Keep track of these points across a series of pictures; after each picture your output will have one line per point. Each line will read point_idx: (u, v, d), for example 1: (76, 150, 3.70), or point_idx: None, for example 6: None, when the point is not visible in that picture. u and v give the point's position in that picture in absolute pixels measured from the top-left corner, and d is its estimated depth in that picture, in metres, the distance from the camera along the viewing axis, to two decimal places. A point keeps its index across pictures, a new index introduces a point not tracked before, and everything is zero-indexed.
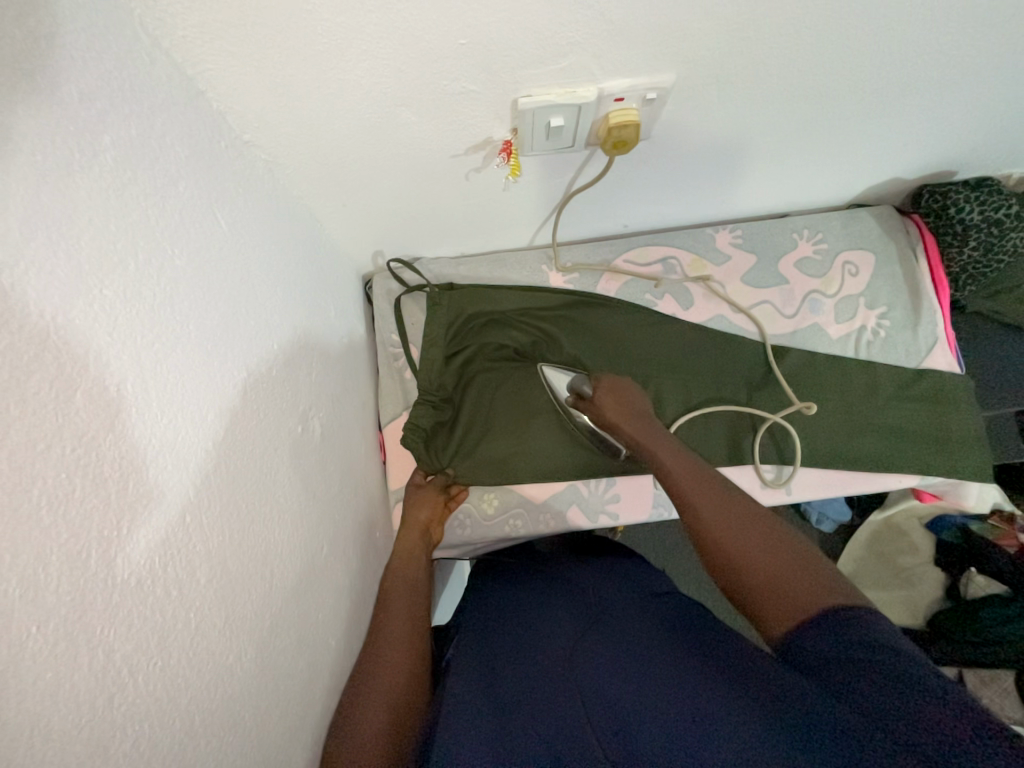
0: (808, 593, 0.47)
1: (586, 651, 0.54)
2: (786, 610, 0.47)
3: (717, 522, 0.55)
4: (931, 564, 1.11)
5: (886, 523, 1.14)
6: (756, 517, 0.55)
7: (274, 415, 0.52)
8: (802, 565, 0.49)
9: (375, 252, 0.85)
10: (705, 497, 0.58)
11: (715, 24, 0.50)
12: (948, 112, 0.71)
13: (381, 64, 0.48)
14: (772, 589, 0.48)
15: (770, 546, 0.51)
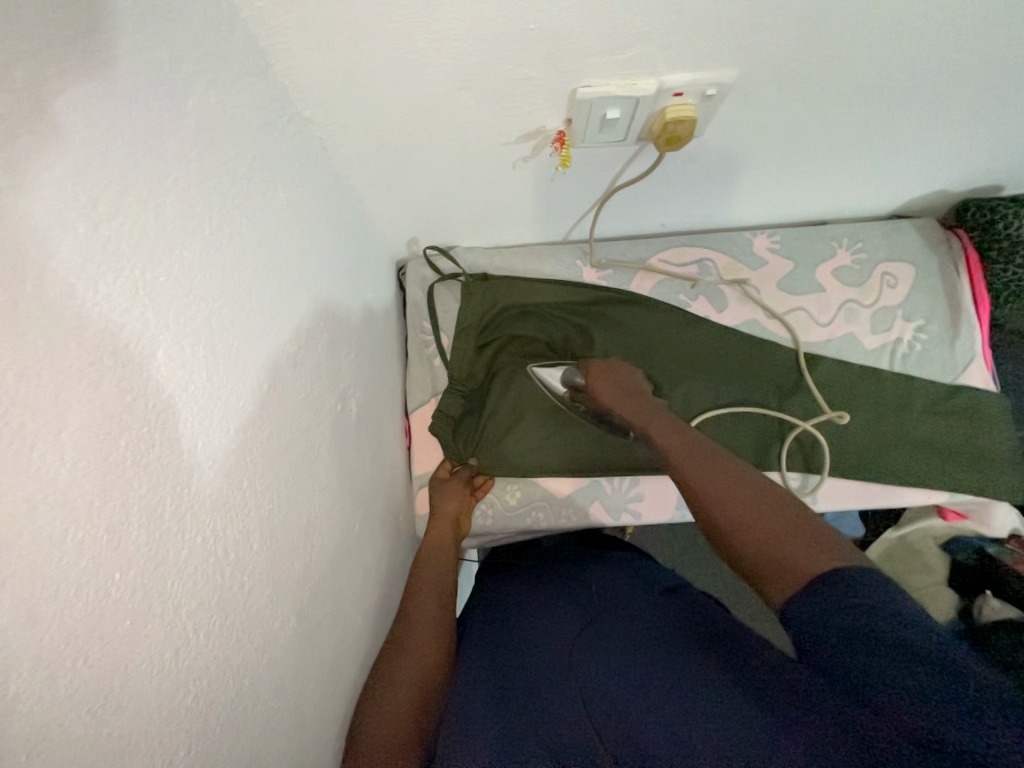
0: (808, 557, 0.42)
1: (585, 650, 0.54)
2: (784, 572, 0.42)
3: (712, 500, 0.51)
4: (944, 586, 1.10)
5: (898, 540, 1.15)
6: (753, 487, 0.51)
7: (317, 390, 0.52)
8: (805, 531, 0.45)
9: (412, 237, 0.85)
10: (702, 476, 0.55)
11: (785, 21, 0.49)
12: (1006, 124, 0.70)
13: (447, 46, 0.48)
14: (765, 554, 0.45)
15: (767, 517, 0.47)
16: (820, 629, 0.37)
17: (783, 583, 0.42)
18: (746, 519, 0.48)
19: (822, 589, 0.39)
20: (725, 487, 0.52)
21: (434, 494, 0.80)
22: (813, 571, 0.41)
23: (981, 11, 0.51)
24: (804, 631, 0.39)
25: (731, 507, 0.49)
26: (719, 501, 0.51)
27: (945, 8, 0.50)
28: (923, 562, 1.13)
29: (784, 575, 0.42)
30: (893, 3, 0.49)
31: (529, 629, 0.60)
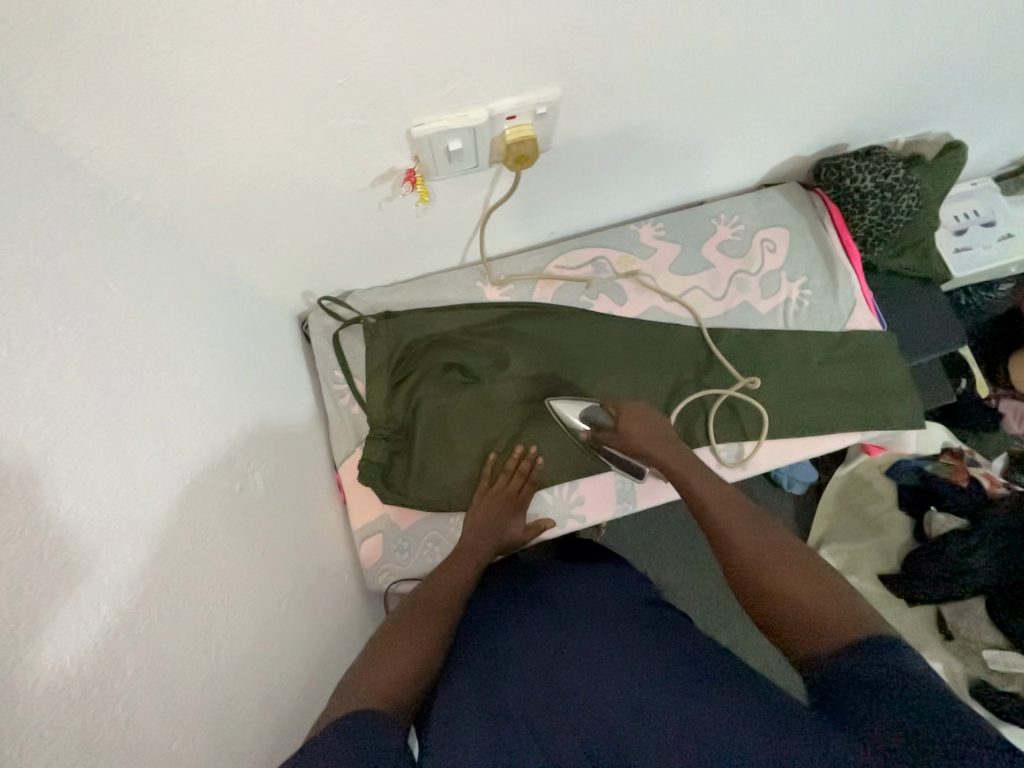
0: (846, 626, 0.48)
1: (569, 662, 0.56)
2: (819, 635, 0.49)
3: (756, 561, 0.57)
4: (896, 510, 1.20)
5: (849, 475, 1.25)
6: (796, 554, 0.57)
7: (207, 477, 0.50)
8: (837, 600, 0.51)
9: (304, 291, 0.83)
10: (748, 532, 0.60)
11: (587, 39, 0.52)
12: (829, 90, 0.75)
13: (265, 113, 0.49)
14: (807, 623, 0.50)
15: (812, 585, 0.53)
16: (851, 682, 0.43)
17: (817, 644, 0.48)
18: (785, 581, 0.54)
19: (852, 653, 0.45)
20: (768, 550, 0.58)
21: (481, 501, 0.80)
22: (852, 640, 0.46)
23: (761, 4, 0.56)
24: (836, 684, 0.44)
25: (773, 571, 0.55)
26: (759, 559, 0.57)
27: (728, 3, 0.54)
28: (873, 492, 1.22)
29: (825, 640, 0.48)
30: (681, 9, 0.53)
31: (501, 644, 0.62)
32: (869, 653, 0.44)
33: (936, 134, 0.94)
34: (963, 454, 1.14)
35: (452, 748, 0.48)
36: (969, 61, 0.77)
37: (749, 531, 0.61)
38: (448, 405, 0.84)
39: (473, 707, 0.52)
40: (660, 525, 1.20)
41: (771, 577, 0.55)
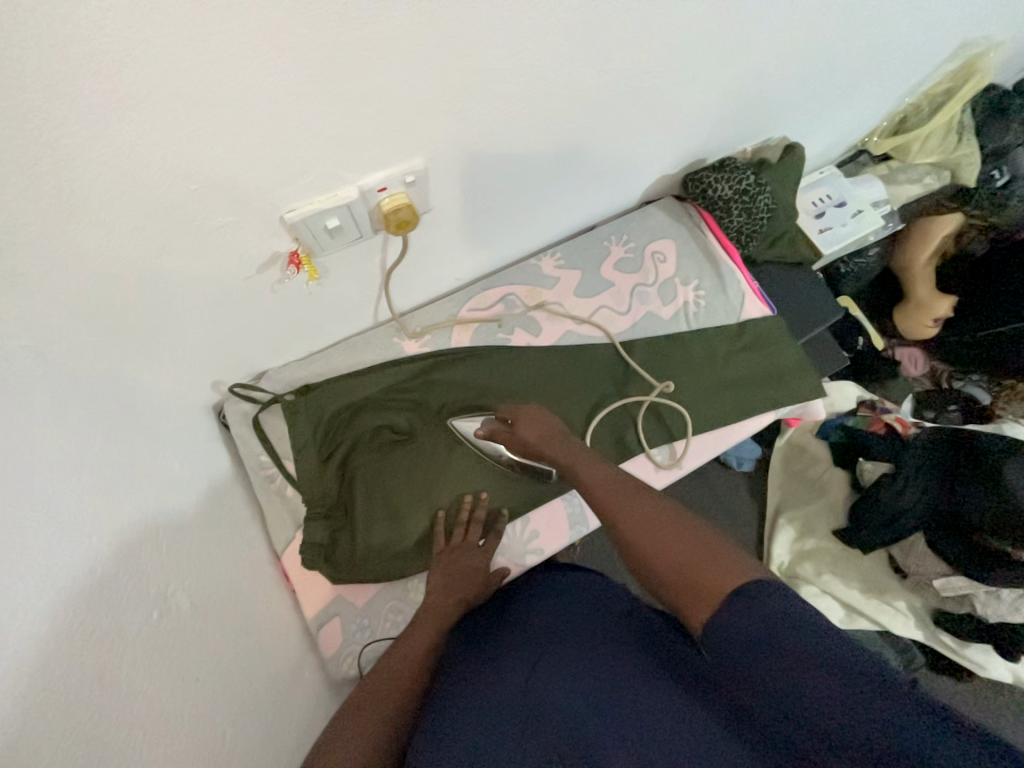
0: (719, 577, 0.45)
1: (541, 676, 0.54)
2: (694, 594, 0.46)
3: (636, 533, 0.54)
4: (834, 467, 1.30)
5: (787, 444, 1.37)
6: (672, 517, 0.54)
7: (114, 615, 0.46)
8: (711, 554, 0.48)
9: (214, 382, 0.80)
10: (629, 504, 0.58)
11: (435, 111, 0.57)
12: (674, 118, 0.85)
13: (122, 224, 0.49)
14: (686, 583, 0.47)
15: (687, 544, 0.50)
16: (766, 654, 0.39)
17: (696, 605, 0.45)
18: (661, 545, 0.51)
19: (731, 603, 0.42)
20: (646, 516, 0.55)
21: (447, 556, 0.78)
22: (725, 590, 0.44)
23: (583, 63, 0.64)
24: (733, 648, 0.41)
25: (650, 538, 0.53)
26: (636, 529, 0.54)
27: (554, 63, 0.61)
28: (812, 456, 1.32)
29: (703, 597, 0.45)
30: (511, 77, 0.60)
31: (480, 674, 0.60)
32: (747, 600, 0.42)
33: (776, 139, 1.06)
34: (877, 405, 1.25)
35: None
36: (780, 79, 0.90)
37: (630, 500, 0.58)
38: (385, 468, 0.82)
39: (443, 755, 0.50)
40: None
41: (649, 545, 0.52)
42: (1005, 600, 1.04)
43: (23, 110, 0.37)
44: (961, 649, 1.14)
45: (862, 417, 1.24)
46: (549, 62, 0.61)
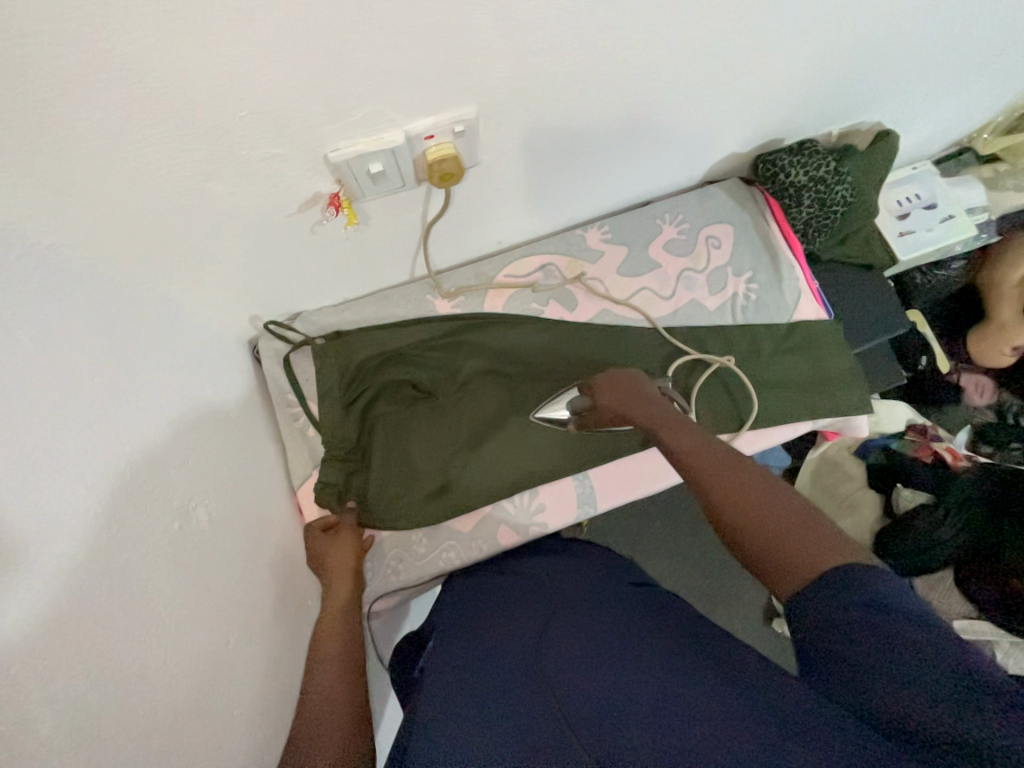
0: (821, 552, 0.44)
1: (550, 647, 0.57)
2: (790, 566, 0.44)
3: (727, 491, 0.53)
4: (867, 488, 1.21)
5: (820, 457, 1.27)
6: (767, 482, 0.52)
7: (138, 521, 0.49)
8: (810, 528, 0.46)
9: (251, 316, 0.83)
10: (718, 464, 0.56)
11: (492, 58, 0.54)
12: (756, 90, 0.77)
13: (168, 150, 0.50)
14: (777, 551, 0.46)
15: (783, 513, 0.48)
16: (844, 626, 0.40)
17: (791, 577, 0.44)
18: (756, 514, 0.49)
19: (831, 582, 0.42)
20: (741, 480, 0.53)
21: (315, 554, 0.78)
22: (828, 567, 0.43)
23: (661, 20, 0.58)
24: (822, 621, 0.41)
25: (741, 501, 0.51)
26: (728, 491, 0.53)
27: (626, 15, 0.56)
28: (846, 472, 1.23)
29: (798, 569, 0.44)
30: (580, 28, 0.55)
31: (497, 632, 0.63)
32: (846, 582, 0.41)
33: (868, 124, 0.95)
34: (927, 432, 1.18)
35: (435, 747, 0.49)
36: (888, 54, 0.79)
37: (722, 460, 0.57)
38: (406, 421, 0.84)
39: (465, 707, 0.53)
40: (637, 522, 1.22)
41: (739, 507, 0.51)
42: None
43: (73, 19, 0.37)
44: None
45: (907, 441, 1.18)
46: (623, 13, 0.55)
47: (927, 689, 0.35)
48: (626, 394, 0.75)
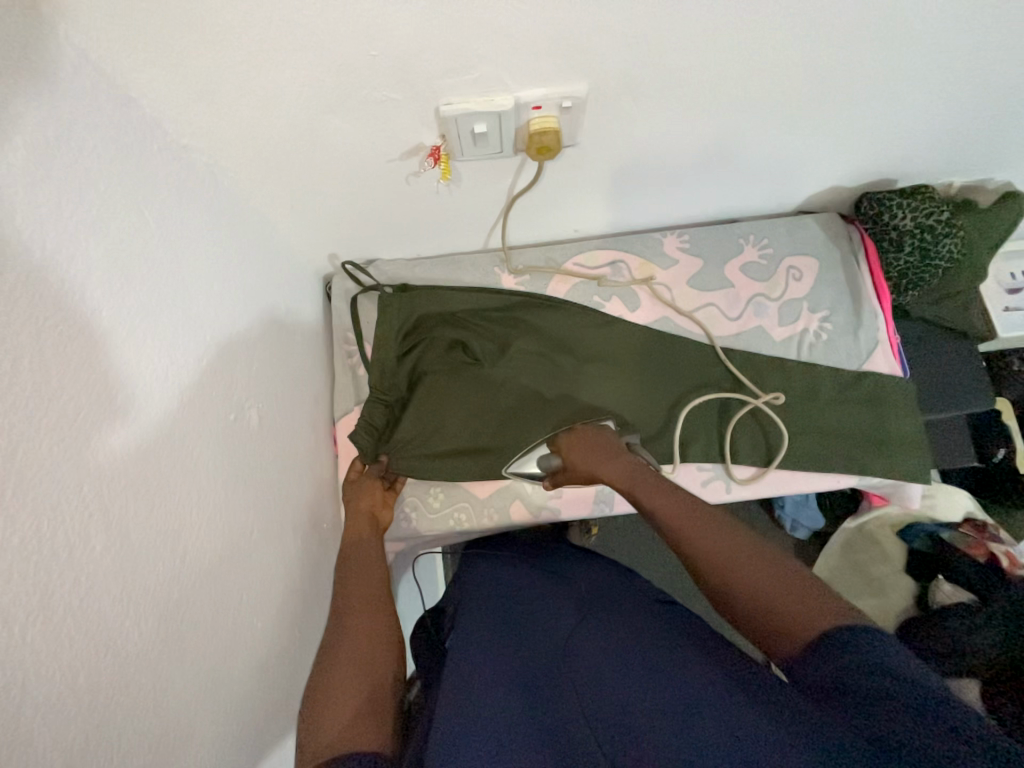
0: (806, 616, 0.46)
1: (577, 643, 0.58)
2: (783, 633, 0.47)
3: (709, 556, 0.54)
4: (902, 574, 1.14)
5: (856, 530, 1.21)
6: (741, 542, 0.55)
7: (203, 401, 0.54)
8: (790, 592, 0.49)
9: (332, 252, 0.88)
10: (696, 525, 0.58)
11: (614, 40, 0.55)
12: (878, 123, 0.73)
13: (301, 77, 0.54)
14: (769, 619, 0.48)
15: (762, 577, 0.51)
16: (839, 689, 0.41)
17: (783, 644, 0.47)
18: (741, 581, 0.51)
19: (816, 654, 0.43)
20: (723, 545, 0.55)
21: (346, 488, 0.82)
22: (812, 633, 0.45)
23: (793, 31, 0.57)
24: (820, 686, 0.43)
25: (723, 567, 0.53)
26: (711, 557, 0.54)
27: (760, 17, 0.55)
28: (881, 552, 1.17)
29: (788, 636, 0.46)
30: (709, 23, 0.54)
31: (518, 617, 0.66)
32: (830, 654, 0.42)
33: (997, 182, 0.88)
34: (987, 529, 1.08)
35: (450, 705, 0.52)
36: None
37: (698, 519, 0.58)
38: (447, 380, 0.86)
39: (480, 675, 0.56)
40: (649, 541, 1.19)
41: (723, 576, 0.53)
42: None
43: None
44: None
45: (961, 534, 1.09)
46: (755, 17, 0.54)
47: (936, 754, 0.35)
48: (598, 451, 0.73)
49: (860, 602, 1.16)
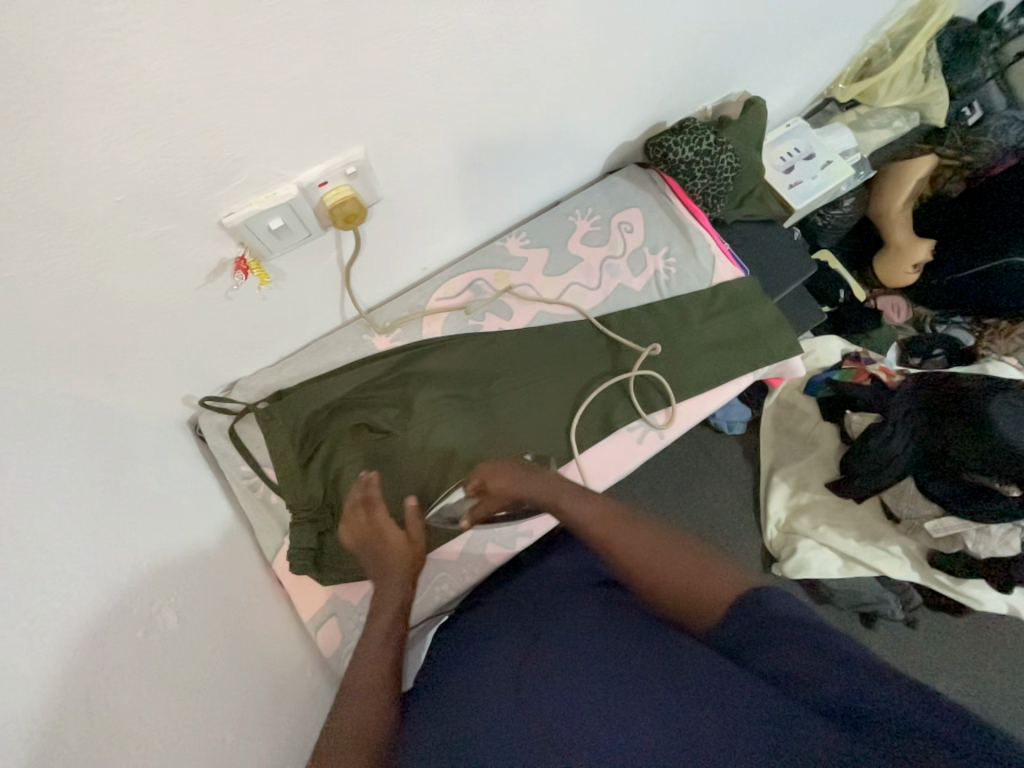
0: (722, 591, 0.52)
1: (533, 668, 0.58)
2: (703, 605, 0.52)
3: (634, 560, 0.61)
4: (822, 422, 1.30)
5: (776, 404, 1.37)
6: (662, 541, 0.61)
7: (82, 647, 0.45)
8: (706, 572, 0.55)
9: (185, 396, 0.79)
10: (623, 531, 0.64)
11: (367, 100, 0.56)
12: (629, 82, 0.82)
13: (49, 250, 0.48)
14: (691, 597, 0.54)
15: (684, 565, 0.57)
16: (762, 635, 0.46)
17: (705, 617, 0.51)
18: (660, 572, 0.58)
19: (737, 611, 0.49)
20: (634, 541, 0.62)
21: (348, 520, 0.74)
22: (728, 600, 0.51)
23: (519, 41, 0.62)
24: (744, 643, 0.47)
25: (650, 562, 0.59)
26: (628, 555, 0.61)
27: (484, 37, 0.59)
28: (801, 412, 1.33)
29: (707, 608, 0.52)
30: (445, 59, 0.58)
31: (484, 662, 0.64)
32: (747, 608, 0.49)
33: (737, 94, 1.04)
34: (860, 358, 1.25)
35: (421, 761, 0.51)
36: (735, 30, 0.87)
37: (620, 525, 0.65)
38: (368, 465, 0.82)
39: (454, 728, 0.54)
40: None
41: (653, 570, 0.58)
42: (995, 536, 1.05)
43: None
44: (957, 585, 1.15)
45: (846, 370, 1.25)
46: (480, 37, 0.58)
47: (863, 691, 0.39)
48: (519, 475, 0.77)
49: (805, 460, 1.30)
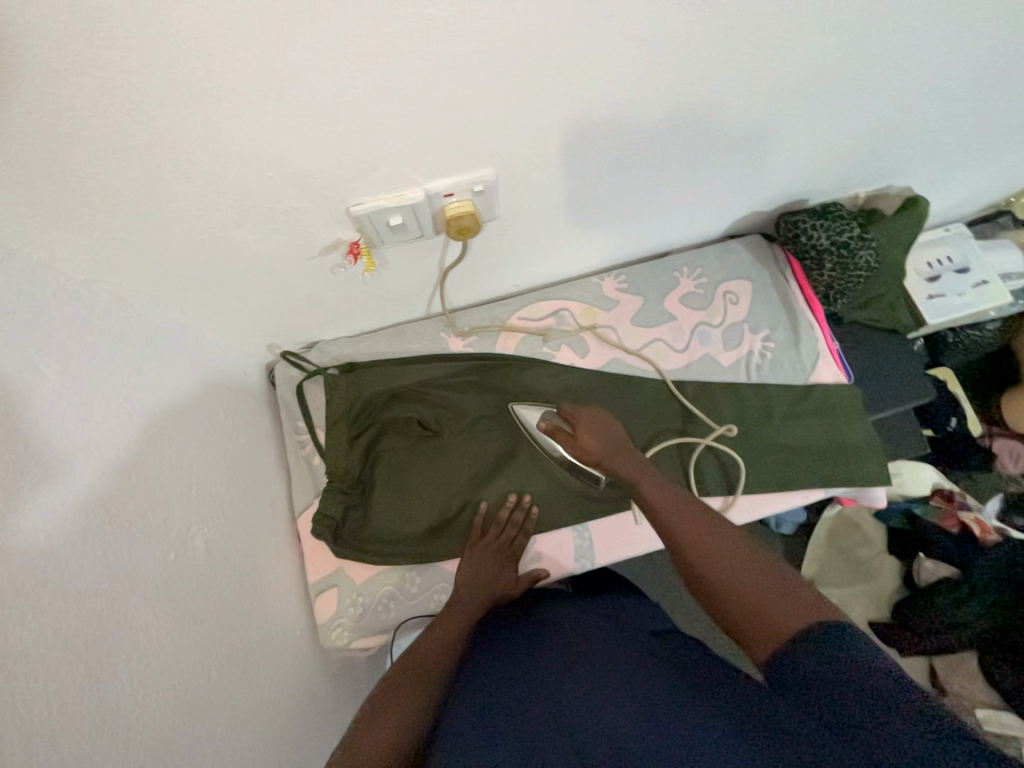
0: (794, 615, 0.45)
1: (568, 686, 0.57)
2: (769, 627, 0.46)
3: (699, 559, 0.55)
4: (887, 553, 1.16)
5: (838, 516, 1.18)
6: (741, 547, 0.55)
7: (135, 549, 0.49)
8: (784, 592, 0.48)
9: (270, 344, 0.86)
10: (699, 525, 0.59)
11: (515, 130, 0.57)
12: (782, 154, 0.78)
13: (196, 202, 0.53)
14: (757, 612, 0.47)
15: (757, 579, 0.50)
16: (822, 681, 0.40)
17: (767, 640, 0.45)
18: (725, 579, 0.52)
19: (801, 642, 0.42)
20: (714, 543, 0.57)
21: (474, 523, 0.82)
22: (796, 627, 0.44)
23: (683, 99, 0.61)
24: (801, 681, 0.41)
25: (717, 565, 0.54)
26: (699, 557, 0.56)
27: (649, 90, 0.58)
28: (864, 534, 1.17)
29: (770, 630, 0.46)
30: (604, 104, 0.58)
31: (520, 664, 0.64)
32: (815, 639, 0.42)
33: (897, 188, 0.95)
34: (955, 497, 1.07)
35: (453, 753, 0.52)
36: (918, 125, 0.80)
37: (692, 517, 0.60)
38: (410, 456, 0.84)
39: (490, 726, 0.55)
40: (639, 571, 1.19)
41: (716, 572, 0.53)
42: None
43: (135, 100, 0.41)
44: None
45: (933, 507, 1.10)
46: (648, 87, 0.57)
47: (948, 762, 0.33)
48: (616, 440, 0.74)
49: (854, 588, 1.15)
